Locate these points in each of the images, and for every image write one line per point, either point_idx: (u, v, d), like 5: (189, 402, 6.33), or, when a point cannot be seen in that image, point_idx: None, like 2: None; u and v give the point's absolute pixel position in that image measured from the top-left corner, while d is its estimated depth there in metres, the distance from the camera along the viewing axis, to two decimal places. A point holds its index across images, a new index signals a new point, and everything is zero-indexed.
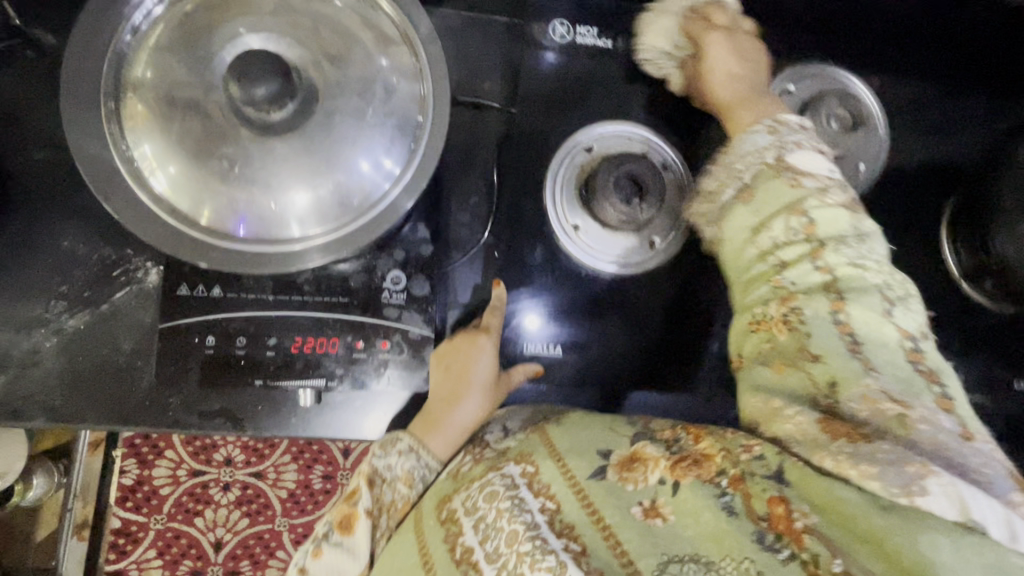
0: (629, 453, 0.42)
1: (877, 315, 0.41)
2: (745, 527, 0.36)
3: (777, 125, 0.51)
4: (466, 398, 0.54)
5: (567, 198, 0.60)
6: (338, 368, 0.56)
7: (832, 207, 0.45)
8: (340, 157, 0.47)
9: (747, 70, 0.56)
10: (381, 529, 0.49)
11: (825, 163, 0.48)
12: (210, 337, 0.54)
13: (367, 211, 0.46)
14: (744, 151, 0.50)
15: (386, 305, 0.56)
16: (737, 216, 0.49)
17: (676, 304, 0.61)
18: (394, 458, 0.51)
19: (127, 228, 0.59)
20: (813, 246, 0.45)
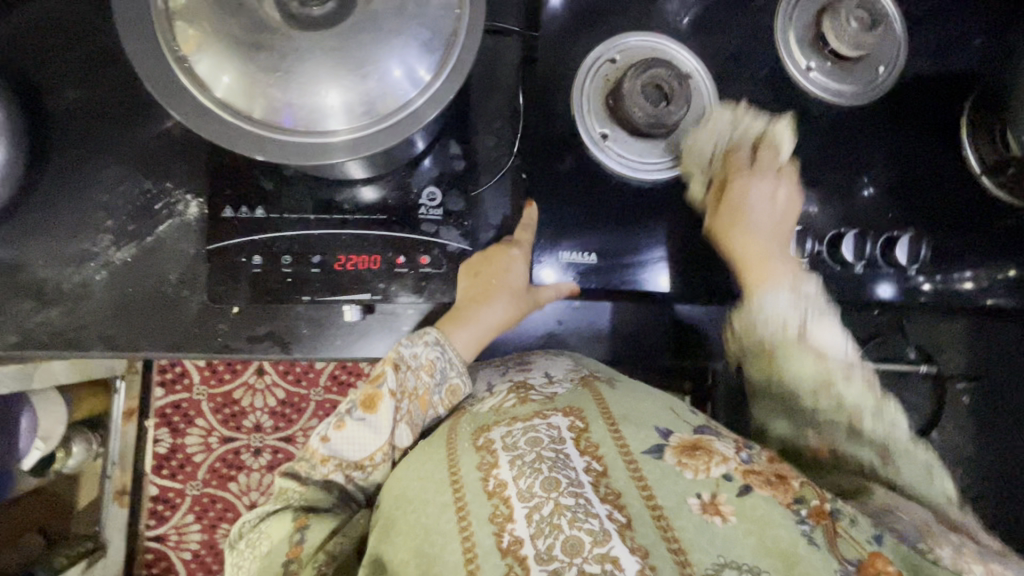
0: (692, 441, 0.47)
1: (922, 470, 0.53)
2: (829, 563, 0.40)
3: (800, 295, 0.57)
4: (494, 299, 0.56)
5: (595, 110, 0.62)
6: (381, 283, 0.58)
7: (858, 387, 0.54)
8: (374, 52, 0.45)
9: (778, 204, 0.59)
10: (401, 414, 0.51)
11: (845, 341, 0.56)
12: (257, 257, 0.57)
13: (397, 113, 0.44)
14: (762, 318, 0.56)
15: (423, 220, 0.58)
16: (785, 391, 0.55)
17: (698, 215, 0.63)
18: (421, 346, 0.54)
19: (165, 161, 0.60)
20: (848, 413, 0.54)
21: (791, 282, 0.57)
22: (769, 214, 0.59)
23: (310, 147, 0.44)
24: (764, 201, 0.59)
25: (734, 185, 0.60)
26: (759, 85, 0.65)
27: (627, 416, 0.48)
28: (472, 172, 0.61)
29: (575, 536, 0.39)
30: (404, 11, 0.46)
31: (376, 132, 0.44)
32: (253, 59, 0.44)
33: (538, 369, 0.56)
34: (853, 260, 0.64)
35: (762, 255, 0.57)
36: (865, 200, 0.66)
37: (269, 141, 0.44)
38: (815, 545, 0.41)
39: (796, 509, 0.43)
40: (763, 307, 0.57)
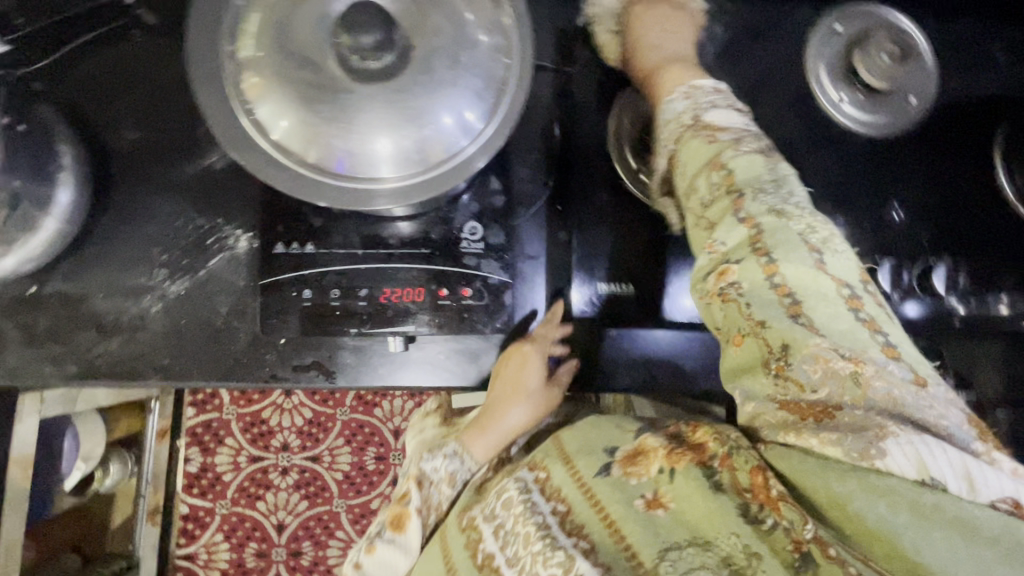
0: (633, 448, 0.50)
1: (809, 267, 0.42)
2: (730, 501, 0.42)
3: (691, 90, 0.55)
4: (512, 406, 0.60)
5: (630, 147, 0.64)
6: (425, 315, 0.59)
7: (744, 156, 0.48)
8: (427, 105, 0.47)
9: (670, 37, 0.63)
10: (430, 525, 0.61)
11: (741, 118, 0.52)
12: (306, 291, 0.59)
13: (449, 160, 0.46)
14: (665, 117, 0.55)
15: (465, 254, 0.60)
16: (689, 150, 0.51)
17: None
18: (441, 462, 0.60)
19: (220, 198, 0.63)
20: (732, 195, 0.47)
21: (687, 88, 0.55)
22: (671, 48, 0.62)
23: (362, 192, 0.46)
24: (675, 47, 0.62)
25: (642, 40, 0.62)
26: (789, 116, 0.67)
27: (580, 449, 0.52)
28: (510, 204, 0.62)
29: (552, 574, 0.45)
30: (458, 64, 0.48)
31: (426, 180, 0.46)
32: (314, 107, 0.47)
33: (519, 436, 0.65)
34: (890, 289, 0.65)
35: (662, 64, 0.60)
36: (895, 228, 0.66)
37: (323, 184, 0.46)
38: (719, 488, 0.43)
39: (707, 468, 0.45)
40: (662, 117, 0.55)
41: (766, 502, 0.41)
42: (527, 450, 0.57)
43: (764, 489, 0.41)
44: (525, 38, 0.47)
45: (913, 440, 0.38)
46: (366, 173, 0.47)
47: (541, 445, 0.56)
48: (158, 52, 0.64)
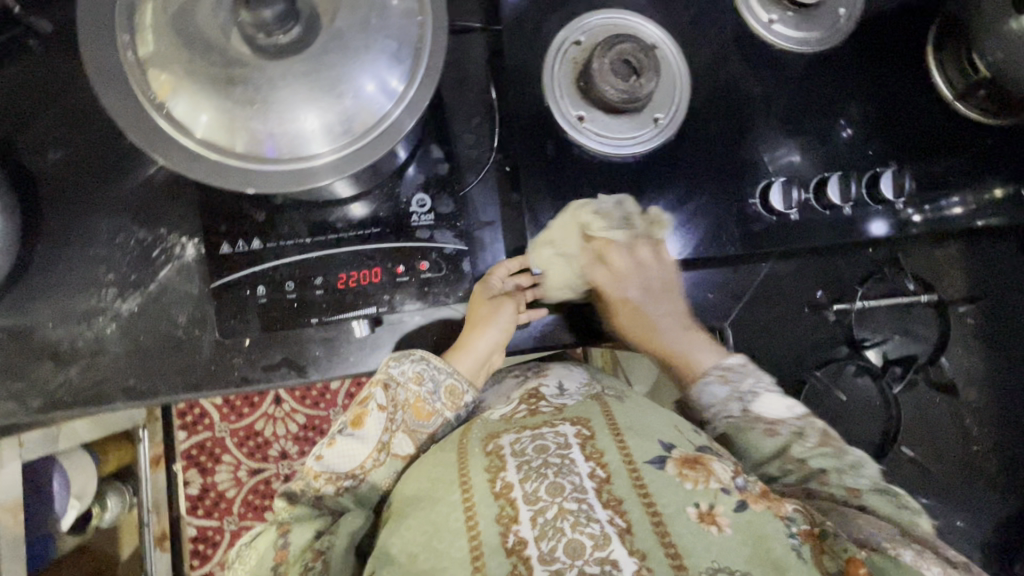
0: (693, 455, 0.52)
1: (893, 504, 0.57)
2: (812, 572, 0.47)
3: (724, 374, 0.61)
4: (482, 324, 0.59)
5: (568, 91, 0.62)
6: (386, 295, 0.59)
7: (813, 452, 0.58)
8: (345, 74, 0.46)
9: (649, 290, 0.64)
10: (395, 423, 0.57)
11: (784, 403, 0.60)
12: (261, 287, 0.58)
13: (377, 125, 0.46)
14: (708, 405, 0.61)
15: (416, 227, 0.59)
16: (758, 445, 0.59)
17: (687, 178, 0.64)
18: (407, 363, 0.58)
19: (159, 207, 0.61)
20: (810, 471, 0.58)
21: (719, 369, 0.61)
22: (665, 316, 0.64)
23: (298, 173, 0.46)
24: (662, 318, 0.64)
25: (653, 328, 0.63)
26: (723, 43, 0.66)
27: (631, 427, 0.54)
28: (456, 172, 0.61)
29: (576, 539, 0.46)
30: (369, 28, 0.47)
31: (360, 150, 0.45)
32: (227, 93, 0.46)
33: (553, 378, 0.65)
34: (840, 202, 0.64)
35: (683, 347, 0.62)
36: (842, 144, 0.67)
37: (257, 172, 0.45)
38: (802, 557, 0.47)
39: (788, 522, 0.49)
40: (704, 402, 0.61)
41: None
42: (566, 408, 0.58)
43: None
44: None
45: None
46: (297, 151, 0.46)
47: (581, 405, 0.58)
48: (67, 65, 0.61)
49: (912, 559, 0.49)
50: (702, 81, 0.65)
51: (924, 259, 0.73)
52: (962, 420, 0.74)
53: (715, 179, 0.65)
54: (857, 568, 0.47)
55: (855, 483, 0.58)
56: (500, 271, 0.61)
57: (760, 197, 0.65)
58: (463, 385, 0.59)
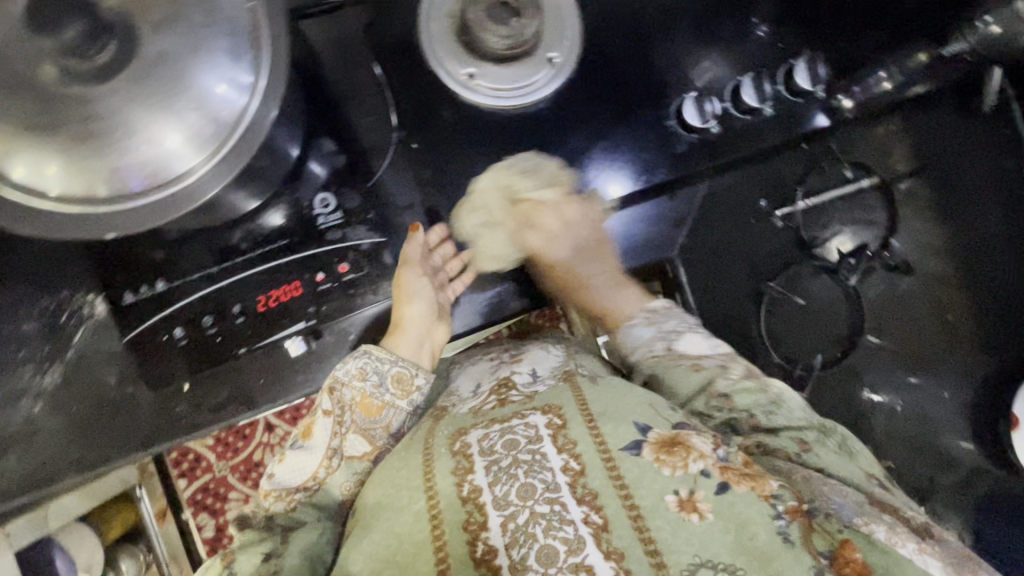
0: (670, 436, 0.50)
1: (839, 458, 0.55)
2: (804, 560, 0.46)
3: (651, 316, 0.65)
4: (409, 304, 0.59)
5: (451, 50, 0.57)
6: (311, 306, 0.56)
7: (735, 384, 0.57)
8: (188, 82, 0.43)
9: (584, 253, 0.66)
10: (345, 426, 0.57)
11: (707, 342, 0.61)
12: (178, 330, 0.54)
13: (239, 123, 0.42)
14: (633, 346, 0.64)
15: (326, 229, 0.56)
16: (679, 376, 0.59)
17: (596, 113, 0.60)
18: (350, 360, 0.56)
19: (56, 269, 0.57)
20: (746, 416, 0.56)
21: (646, 313, 0.66)
22: (596, 272, 0.67)
23: (176, 195, 0.42)
24: (597, 273, 0.68)
25: (578, 292, 0.67)
26: None
27: (605, 413, 0.52)
28: (357, 161, 0.58)
29: (550, 545, 0.45)
30: (199, 29, 0.43)
31: (227, 155, 0.42)
32: (76, 137, 0.42)
33: (525, 365, 0.63)
34: (757, 105, 0.60)
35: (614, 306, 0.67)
36: (758, 44, 0.63)
37: (136, 209, 0.42)
38: (791, 540, 0.46)
39: (773, 502, 0.48)
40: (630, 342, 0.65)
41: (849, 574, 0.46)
42: (536, 396, 0.56)
43: (846, 561, 0.46)
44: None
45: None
46: (167, 173, 0.42)
47: (552, 393, 0.56)
48: None
49: (885, 535, 0.48)
50: (596, 8, 0.61)
51: (869, 142, 0.72)
52: (922, 294, 0.75)
53: (631, 106, 0.61)
54: (849, 551, 0.47)
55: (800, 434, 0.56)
56: (418, 240, 0.58)
57: (676, 117, 0.61)
58: (410, 371, 0.59)
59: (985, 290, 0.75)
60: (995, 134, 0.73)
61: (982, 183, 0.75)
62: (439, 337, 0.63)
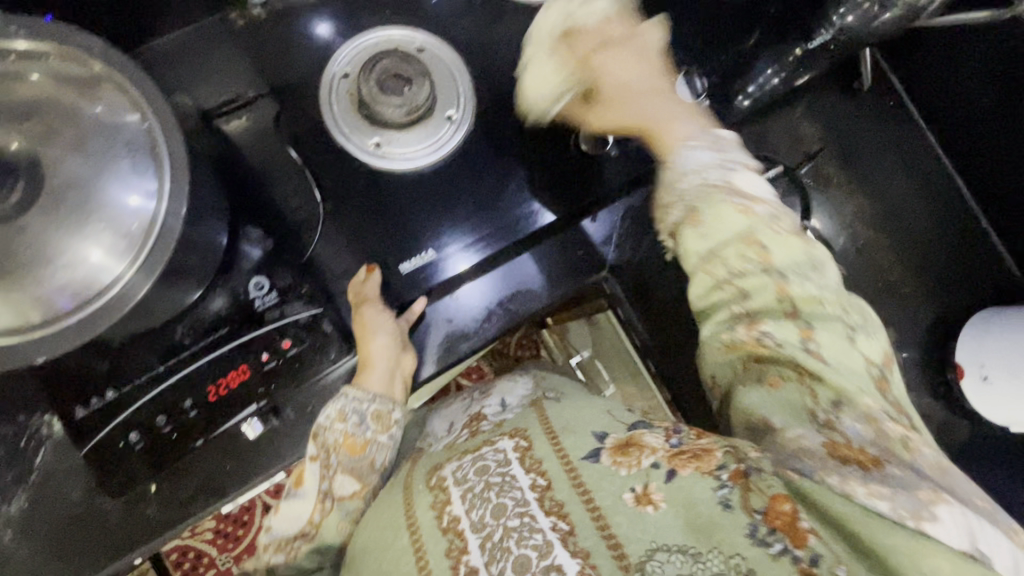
0: (625, 439, 0.48)
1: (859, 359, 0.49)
2: (739, 521, 0.41)
3: (715, 142, 0.55)
4: (374, 338, 0.59)
5: (355, 125, 0.63)
6: (259, 389, 0.58)
7: (780, 234, 0.52)
8: (104, 204, 0.46)
9: (647, 78, 0.60)
10: (331, 468, 0.56)
11: (766, 188, 0.54)
12: (133, 434, 0.55)
13: (151, 229, 0.45)
14: (687, 167, 0.54)
15: (264, 310, 0.58)
16: (725, 218, 0.52)
17: (499, 154, 0.65)
18: (330, 405, 0.58)
19: (8, 399, 0.58)
20: (774, 279, 0.50)
21: (711, 137, 0.56)
22: (649, 81, 0.60)
23: (102, 308, 0.44)
24: (638, 77, 0.60)
25: (635, 104, 0.58)
26: (493, 8, 0.67)
27: (568, 427, 0.51)
28: (289, 241, 0.61)
29: (523, 555, 0.42)
30: (102, 154, 0.47)
31: (146, 256, 0.44)
32: (7, 275, 0.45)
33: (495, 398, 0.65)
34: None
35: (660, 117, 0.57)
36: None
37: (66, 327, 0.44)
38: (730, 507, 0.41)
39: (716, 475, 0.43)
40: (687, 164, 0.55)
41: (782, 528, 0.40)
42: (505, 422, 0.57)
43: (779, 515, 0.40)
44: (145, 87, 0.45)
45: (956, 507, 0.41)
46: (93, 289, 0.45)
47: (521, 417, 0.56)
48: None
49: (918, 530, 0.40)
50: (488, 65, 0.66)
51: (784, 129, 0.79)
52: (856, 262, 0.81)
53: (535, 142, 0.66)
54: (780, 504, 0.41)
55: (810, 310, 0.50)
56: (376, 278, 0.61)
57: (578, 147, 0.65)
58: (388, 406, 0.58)
59: (916, 243, 0.80)
60: (879, 106, 0.80)
61: (880, 151, 0.80)
62: (410, 366, 0.61)
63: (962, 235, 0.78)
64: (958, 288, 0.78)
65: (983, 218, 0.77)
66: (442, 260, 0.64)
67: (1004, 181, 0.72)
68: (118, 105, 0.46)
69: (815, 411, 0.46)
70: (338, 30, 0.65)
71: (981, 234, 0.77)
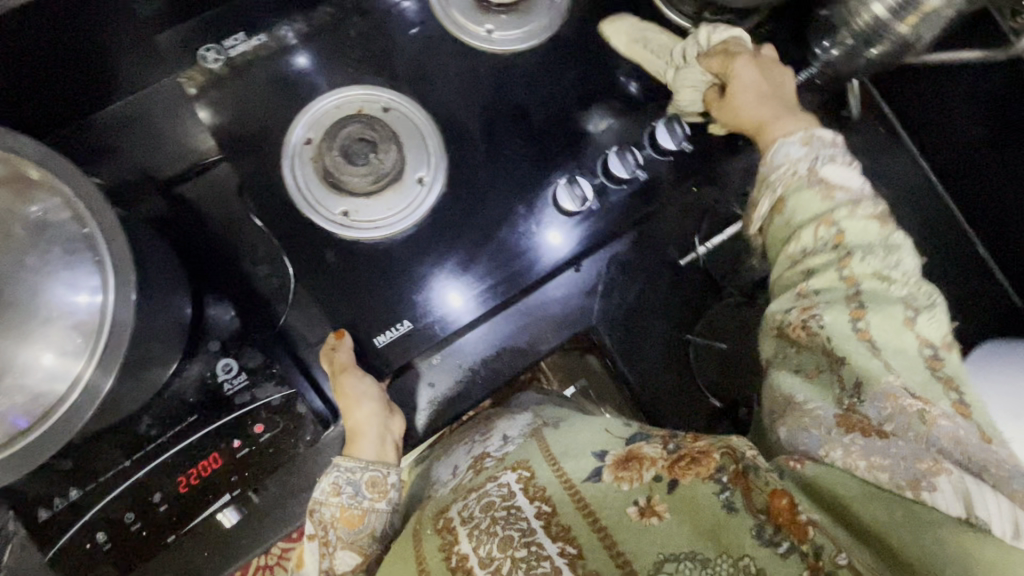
0: (624, 453, 0.44)
1: (898, 324, 0.41)
2: (745, 522, 0.37)
3: (810, 137, 0.49)
4: (359, 406, 0.55)
5: (321, 192, 0.59)
6: (232, 477, 0.55)
7: (859, 219, 0.45)
8: (56, 308, 0.44)
9: (774, 80, 0.55)
10: (331, 545, 0.50)
11: (860, 177, 0.47)
12: (100, 534, 0.52)
13: (103, 328, 0.42)
14: (777, 164, 0.49)
15: (233, 394, 0.55)
16: (805, 202, 0.46)
17: (473, 211, 0.63)
18: (323, 480, 0.53)
19: None
20: (841, 253, 0.44)
21: (806, 131, 0.50)
22: (757, 78, 0.55)
23: (60, 419, 0.42)
24: (759, 84, 0.54)
25: (739, 107, 0.54)
26: (454, 53, 0.64)
27: (565, 453, 0.47)
28: (258, 317, 0.59)
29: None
30: (44, 256, 0.44)
31: (99, 359, 0.42)
32: None
33: (496, 437, 0.61)
34: (628, 176, 0.63)
35: (765, 115, 0.52)
36: (630, 102, 0.66)
37: (25, 447, 0.41)
38: (733, 508, 0.37)
39: (717, 476, 0.39)
40: (775, 160, 0.49)
41: (784, 525, 0.36)
42: (508, 456, 0.51)
43: (780, 509, 0.36)
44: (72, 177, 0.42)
45: (959, 475, 0.36)
46: (52, 398, 0.42)
47: (522, 450, 0.50)
48: None
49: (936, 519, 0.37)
50: (457, 117, 0.63)
51: None
52: None
53: (510, 197, 0.63)
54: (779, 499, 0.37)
55: (880, 286, 0.43)
56: (349, 342, 0.58)
57: (552, 203, 0.63)
58: (384, 470, 0.54)
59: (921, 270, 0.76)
60: (870, 130, 0.76)
61: (878, 180, 0.76)
62: (399, 427, 0.57)
63: (960, 261, 0.76)
64: (971, 314, 0.75)
65: (980, 243, 0.75)
66: (432, 296, 0.61)
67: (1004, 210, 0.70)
68: (51, 202, 0.43)
69: (840, 396, 0.41)
70: (293, 85, 0.61)
71: (978, 261, 0.75)
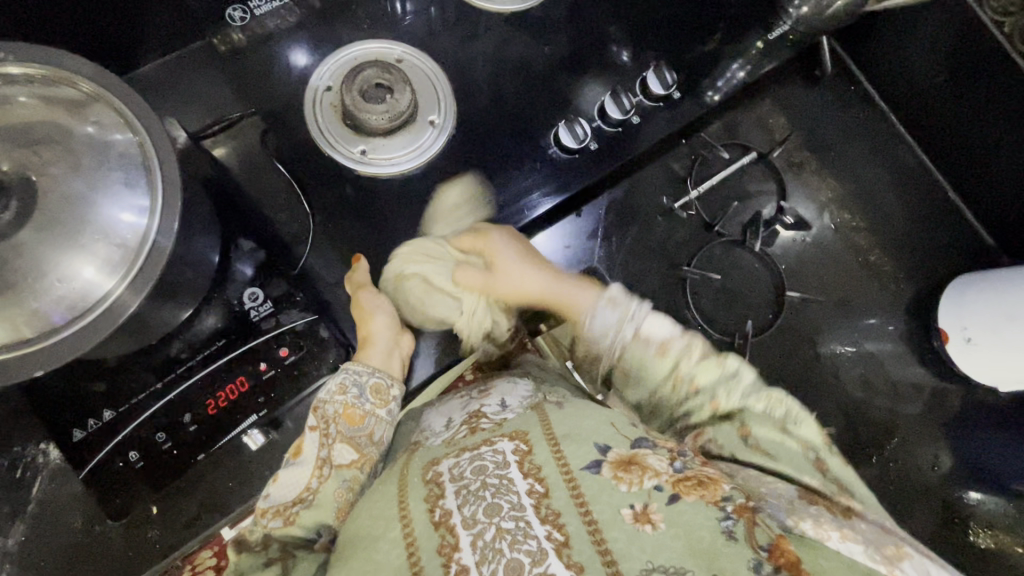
0: (628, 455, 0.47)
1: (775, 432, 0.53)
2: (744, 553, 0.41)
3: (614, 300, 0.60)
4: (374, 318, 0.60)
5: (340, 134, 0.64)
6: (260, 397, 0.58)
7: (698, 366, 0.56)
8: (98, 221, 0.47)
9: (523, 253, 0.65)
10: (331, 436, 0.54)
11: (669, 320, 0.58)
12: (132, 454, 0.54)
13: (143, 244, 0.45)
14: (602, 332, 0.60)
15: (259, 320, 0.59)
16: (650, 368, 0.57)
17: (481, 152, 0.67)
18: (329, 381, 0.57)
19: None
20: (707, 399, 0.55)
21: (606, 297, 0.60)
22: (528, 270, 0.64)
23: (99, 320, 0.44)
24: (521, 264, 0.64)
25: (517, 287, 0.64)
26: (464, 19, 0.69)
27: (568, 433, 0.49)
28: (275, 255, 0.62)
29: (515, 559, 0.40)
30: (93, 171, 0.48)
31: (141, 269, 0.45)
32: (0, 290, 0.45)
33: (496, 397, 0.58)
34: (622, 116, 0.68)
35: (564, 288, 0.64)
36: (625, 67, 0.71)
37: (57, 342, 0.44)
38: (734, 538, 0.42)
39: (721, 505, 0.44)
40: (596, 328, 0.60)
41: (784, 566, 0.41)
42: (506, 422, 0.52)
43: (783, 553, 0.41)
44: (134, 102, 0.47)
45: (917, 557, 0.43)
46: (88, 303, 0.45)
47: (521, 419, 0.52)
48: None
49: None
50: (466, 74, 0.69)
51: (751, 120, 0.84)
52: (837, 241, 0.83)
53: (517, 145, 0.68)
54: (784, 544, 0.42)
55: (745, 416, 0.54)
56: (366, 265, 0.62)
57: (556, 144, 0.68)
58: (387, 381, 0.59)
59: (897, 222, 0.83)
60: (840, 89, 0.85)
61: (846, 135, 0.84)
62: (407, 346, 0.63)
63: (932, 208, 0.82)
64: (941, 259, 0.81)
65: (950, 192, 0.82)
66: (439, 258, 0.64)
67: (977, 158, 0.75)
68: (111, 126, 0.48)
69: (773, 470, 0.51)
70: (320, 49, 0.67)
71: (951, 209, 0.81)
